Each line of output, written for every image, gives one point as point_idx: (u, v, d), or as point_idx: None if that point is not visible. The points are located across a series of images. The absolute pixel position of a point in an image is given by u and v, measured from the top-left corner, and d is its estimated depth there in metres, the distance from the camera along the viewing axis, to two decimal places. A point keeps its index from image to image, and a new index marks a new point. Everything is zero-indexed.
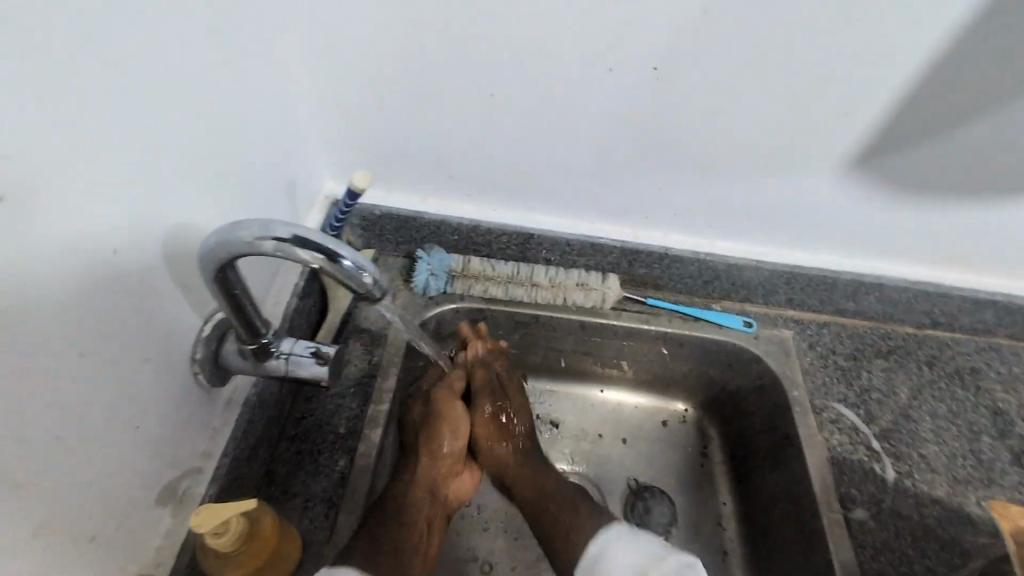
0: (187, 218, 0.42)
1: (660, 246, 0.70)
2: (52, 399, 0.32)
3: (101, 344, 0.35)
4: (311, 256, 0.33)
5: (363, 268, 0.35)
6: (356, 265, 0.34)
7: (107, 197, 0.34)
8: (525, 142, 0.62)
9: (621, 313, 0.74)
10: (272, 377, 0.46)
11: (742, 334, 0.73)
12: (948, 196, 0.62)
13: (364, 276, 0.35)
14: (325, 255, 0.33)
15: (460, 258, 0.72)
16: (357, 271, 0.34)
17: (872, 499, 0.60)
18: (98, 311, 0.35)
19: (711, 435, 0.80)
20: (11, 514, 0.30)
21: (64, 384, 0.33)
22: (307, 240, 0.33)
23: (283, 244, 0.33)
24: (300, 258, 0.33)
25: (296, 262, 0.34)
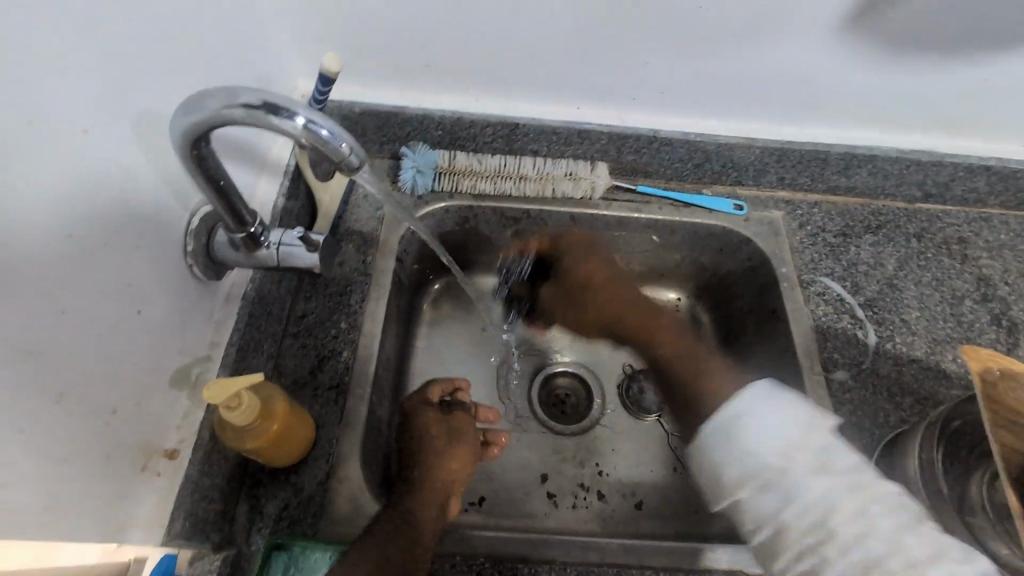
0: (156, 105, 0.42)
1: (648, 129, 0.68)
2: (39, 276, 0.33)
3: (85, 225, 0.36)
4: (282, 122, 0.33)
5: (340, 137, 0.35)
6: (332, 134, 0.34)
7: (64, 72, 0.34)
8: (502, 20, 0.59)
9: (612, 203, 0.74)
10: (266, 266, 0.47)
11: (732, 217, 0.74)
12: (947, 52, 0.60)
13: (341, 146, 0.35)
14: (303, 121, 0.33)
15: (447, 154, 0.71)
16: (333, 140, 0.35)
17: (853, 361, 0.63)
18: (77, 192, 0.35)
19: (703, 320, 0.83)
20: (24, 380, 0.32)
21: (51, 261, 0.34)
22: (278, 107, 0.33)
23: (255, 111, 0.33)
24: (272, 125, 0.33)
25: (268, 130, 0.33)
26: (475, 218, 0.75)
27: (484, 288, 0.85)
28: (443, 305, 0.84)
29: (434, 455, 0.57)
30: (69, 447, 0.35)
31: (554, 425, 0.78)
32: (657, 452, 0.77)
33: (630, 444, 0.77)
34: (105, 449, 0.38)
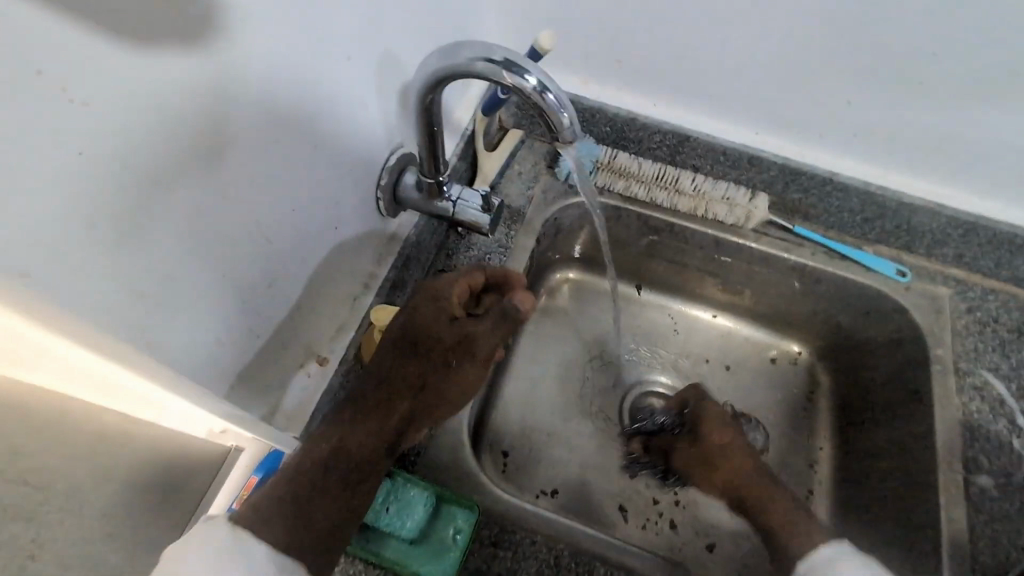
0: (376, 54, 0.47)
1: (825, 171, 0.66)
2: (260, 198, 0.40)
3: (314, 160, 0.44)
4: (514, 80, 0.35)
5: (564, 106, 0.36)
6: (558, 101, 0.36)
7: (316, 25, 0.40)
8: (704, 29, 0.59)
9: (762, 237, 0.71)
10: (442, 216, 0.52)
11: (892, 282, 0.68)
12: None
13: (562, 116, 0.36)
14: (539, 83, 0.35)
15: (608, 151, 0.71)
16: (557, 107, 0.36)
17: (1003, 470, 0.56)
18: (311, 135, 0.43)
19: (822, 382, 0.79)
20: (226, 276, 0.39)
21: (269, 142, 0.39)
22: (515, 64, 0.35)
23: (495, 66, 0.36)
24: (506, 82, 0.35)
25: (500, 86, 0.36)
26: (617, 219, 0.74)
27: (600, 290, 0.87)
28: (558, 296, 0.86)
29: (437, 359, 0.53)
30: (246, 335, 0.43)
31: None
32: None
33: None
34: (263, 314, 0.45)
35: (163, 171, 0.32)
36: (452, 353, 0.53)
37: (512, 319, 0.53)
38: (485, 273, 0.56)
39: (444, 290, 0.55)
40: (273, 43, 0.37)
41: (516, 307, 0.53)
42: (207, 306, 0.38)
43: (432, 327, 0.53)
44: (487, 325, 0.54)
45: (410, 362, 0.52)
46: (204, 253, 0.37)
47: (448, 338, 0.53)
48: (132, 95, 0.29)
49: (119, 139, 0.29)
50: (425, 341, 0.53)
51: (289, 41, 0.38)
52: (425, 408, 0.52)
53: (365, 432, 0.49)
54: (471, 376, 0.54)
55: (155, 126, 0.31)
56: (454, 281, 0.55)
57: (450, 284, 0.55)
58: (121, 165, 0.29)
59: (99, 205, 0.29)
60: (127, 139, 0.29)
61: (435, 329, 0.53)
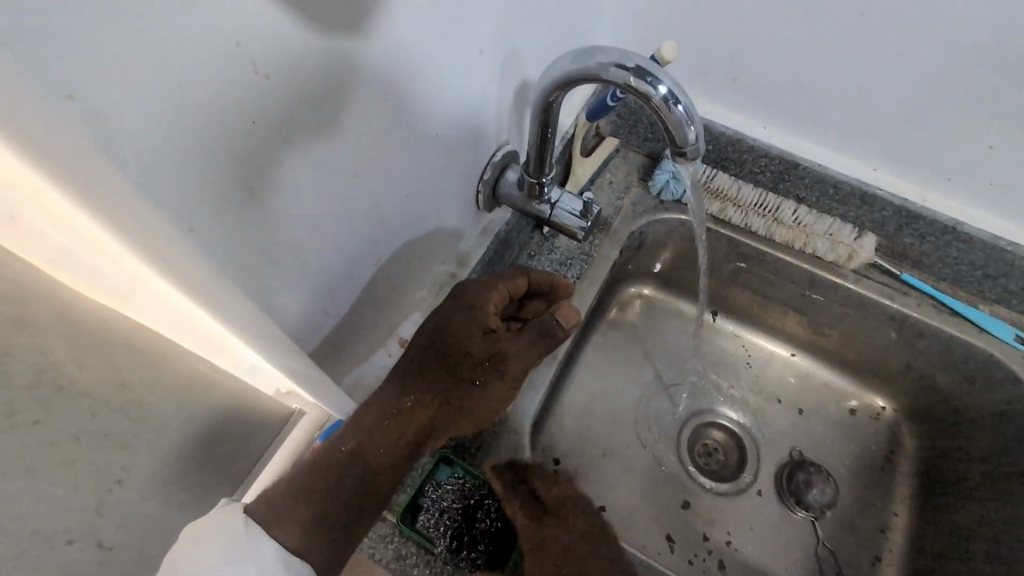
0: (500, 50, 0.47)
1: (950, 219, 0.60)
2: (377, 178, 0.42)
3: (430, 148, 0.45)
4: (646, 89, 0.35)
5: (692, 121, 0.36)
6: (687, 115, 0.36)
7: (451, 17, 0.41)
8: (838, 56, 0.56)
9: (863, 279, 0.67)
10: (539, 220, 0.54)
11: (1008, 347, 0.63)
12: None
13: (689, 131, 0.36)
14: (669, 94, 0.35)
15: (708, 171, 0.69)
16: (685, 122, 0.36)
17: None
18: (432, 123, 0.44)
19: (905, 443, 0.73)
20: (337, 249, 0.41)
21: (391, 122, 0.40)
22: (647, 73, 0.35)
23: (628, 73, 0.35)
24: (637, 90, 0.35)
25: (630, 94, 0.36)
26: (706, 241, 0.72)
27: (674, 311, 0.84)
28: (630, 311, 0.84)
29: (466, 371, 0.50)
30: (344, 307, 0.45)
31: (700, 476, 0.74)
32: (801, 554, 0.69)
33: (772, 533, 0.70)
34: (356, 286, 0.46)
35: (297, 138, 0.33)
36: (481, 370, 0.50)
37: (550, 338, 0.51)
38: (527, 277, 0.55)
39: (482, 298, 0.52)
40: (410, 31, 0.38)
41: (557, 325, 0.50)
42: (308, 273, 0.39)
43: (461, 340, 0.50)
44: (519, 342, 0.50)
45: (437, 373, 0.50)
46: (322, 225, 0.39)
47: (477, 354, 0.50)
48: (284, 62, 0.30)
49: (261, 98, 0.30)
50: (454, 355, 0.50)
51: (423, 25, 0.39)
52: (445, 418, 0.50)
53: (386, 440, 0.48)
54: (495, 393, 0.51)
55: (294, 88, 0.32)
56: (492, 288, 0.53)
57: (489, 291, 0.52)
58: (264, 133, 0.31)
59: (238, 161, 0.30)
60: (273, 104, 0.31)
61: (465, 342, 0.50)
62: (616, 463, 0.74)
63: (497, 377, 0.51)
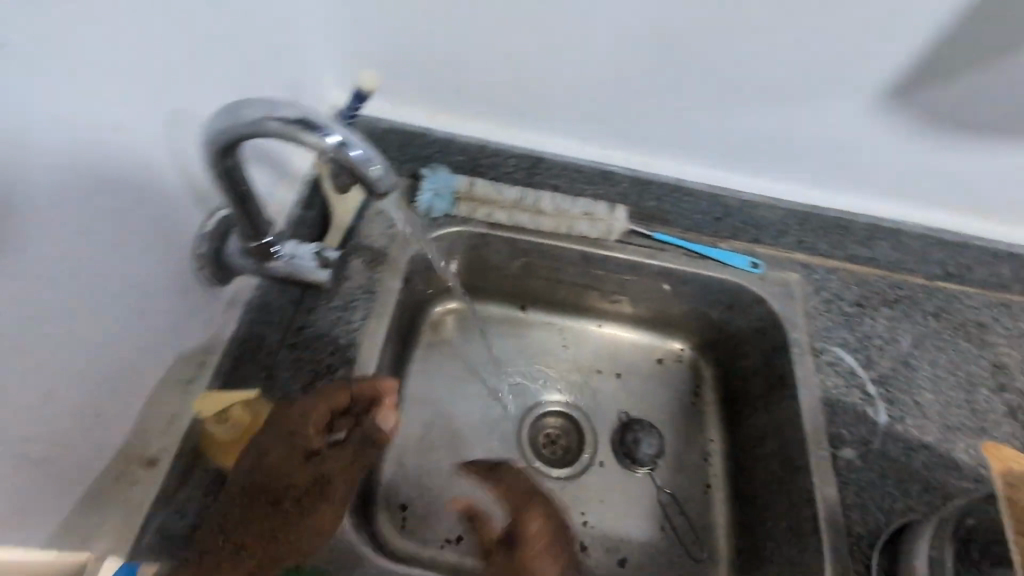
0: (175, 113, 0.42)
1: (673, 179, 0.69)
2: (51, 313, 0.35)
3: (116, 251, 0.39)
4: (318, 141, 0.33)
5: (371, 160, 0.35)
6: (366, 156, 0.35)
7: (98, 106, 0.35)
8: (536, 53, 0.59)
9: (627, 246, 0.72)
10: (279, 275, 0.52)
11: (748, 274, 0.71)
12: (971, 132, 0.59)
13: (373, 168, 0.35)
14: (339, 140, 0.34)
15: (466, 179, 0.71)
16: (365, 162, 0.35)
17: (861, 440, 0.60)
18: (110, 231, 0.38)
19: (705, 375, 0.82)
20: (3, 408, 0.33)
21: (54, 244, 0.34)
22: (313, 123, 0.33)
23: (290, 125, 0.33)
24: (306, 143, 0.33)
25: (302, 146, 0.34)
26: (487, 246, 0.74)
27: (487, 316, 0.84)
28: (444, 329, 0.82)
29: (291, 502, 0.46)
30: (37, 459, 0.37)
31: (547, 469, 0.76)
32: (646, 506, 0.74)
33: (619, 497, 0.74)
34: (52, 417, 0.37)
35: None
36: (306, 498, 0.47)
37: (378, 445, 0.50)
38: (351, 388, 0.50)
39: (301, 421, 0.48)
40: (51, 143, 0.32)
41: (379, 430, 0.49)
42: None
43: (282, 466, 0.47)
44: (345, 458, 0.49)
45: (257, 510, 0.45)
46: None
47: (299, 480, 0.47)
48: None
49: None
50: (275, 490, 0.46)
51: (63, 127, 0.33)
52: (271, 560, 0.45)
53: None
54: (329, 519, 0.48)
55: None
56: (311, 406, 0.48)
57: (312, 410, 0.48)
58: None
59: None
60: None
61: (285, 471, 0.47)
62: (465, 485, 0.73)
63: (328, 502, 0.48)
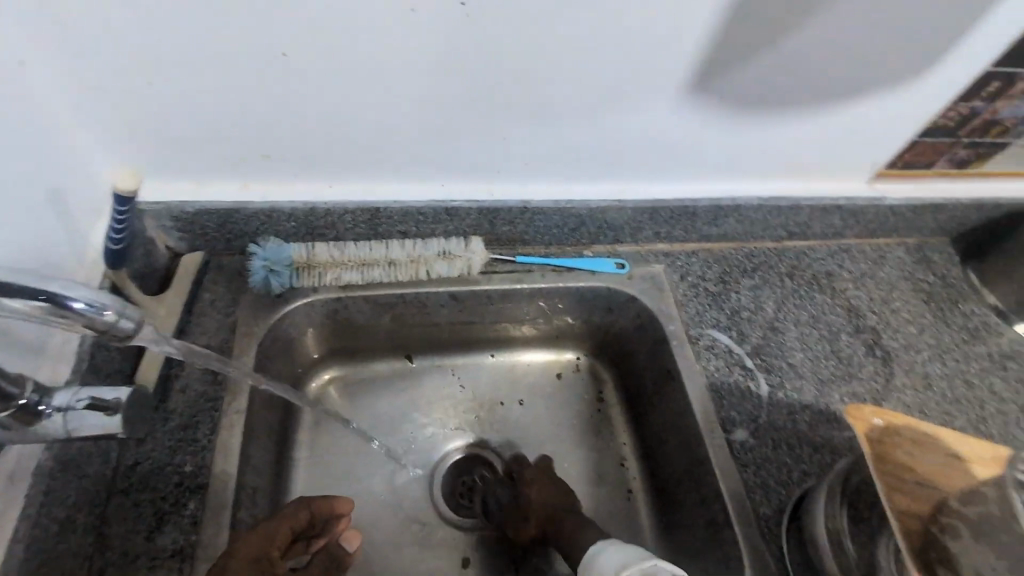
0: None
1: (518, 202, 0.66)
2: None
3: None
4: (28, 303, 0.31)
5: (101, 307, 0.34)
6: (91, 305, 0.33)
7: None
8: (337, 106, 0.54)
9: (493, 276, 0.70)
10: (58, 437, 0.39)
11: (615, 276, 0.72)
12: (777, 111, 0.60)
13: (106, 315, 0.34)
14: (48, 300, 0.32)
15: (303, 248, 0.63)
16: (93, 311, 0.33)
17: (749, 416, 0.62)
18: None
19: (604, 379, 0.80)
20: None
21: None
22: (13, 288, 0.31)
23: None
24: (13, 309, 0.31)
25: (12, 314, 0.31)
26: (346, 308, 0.68)
27: (371, 376, 0.78)
28: (327, 401, 0.75)
29: None
30: None
31: (461, 520, 0.72)
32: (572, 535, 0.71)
33: None
34: None
35: None
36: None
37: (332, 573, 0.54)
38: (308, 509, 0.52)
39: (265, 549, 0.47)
40: None
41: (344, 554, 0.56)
42: None
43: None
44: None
45: None
46: None
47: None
48: None
49: None
50: None
51: None
52: None
53: None
54: None
55: None
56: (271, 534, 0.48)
57: (273, 535, 0.48)
58: None
59: None
60: None
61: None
62: (384, 569, 0.67)
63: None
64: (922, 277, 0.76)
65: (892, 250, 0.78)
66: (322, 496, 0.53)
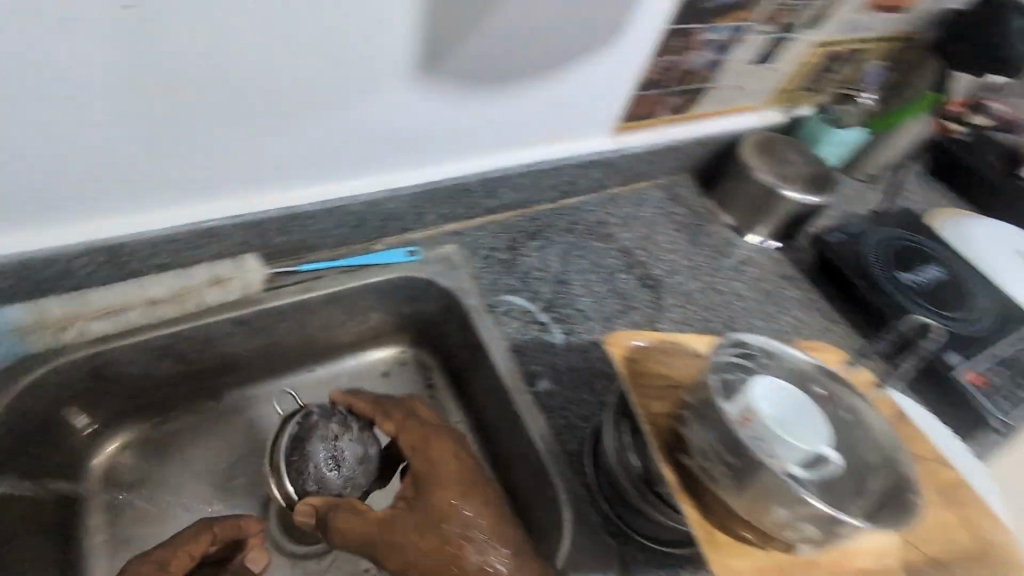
0: None
1: (283, 209, 0.62)
2: None
3: None
4: None
5: None
6: None
7: None
8: (10, 139, 0.46)
9: (279, 290, 0.66)
10: None
11: (410, 264, 0.72)
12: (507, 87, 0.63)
13: None
14: None
15: (30, 307, 0.55)
16: None
17: (549, 365, 0.67)
18: None
19: (432, 364, 0.79)
20: None
21: None
22: None
23: None
24: None
25: None
26: (110, 365, 0.60)
27: (171, 429, 0.69)
28: (121, 470, 0.66)
29: None
30: None
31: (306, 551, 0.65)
32: None
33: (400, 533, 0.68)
34: None
35: None
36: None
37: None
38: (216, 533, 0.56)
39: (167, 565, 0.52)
40: None
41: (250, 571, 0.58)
42: None
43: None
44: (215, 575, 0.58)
45: None
46: None
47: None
48: None
49: None
50: None
51: None
52: None
53: None
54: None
55: None
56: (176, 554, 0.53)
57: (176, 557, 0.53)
58: None
59: None
60: None
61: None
62: None
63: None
64: (675, 210, 0.88)
65: (649, 191, 0.89)
66: (234, 518, 0.57)
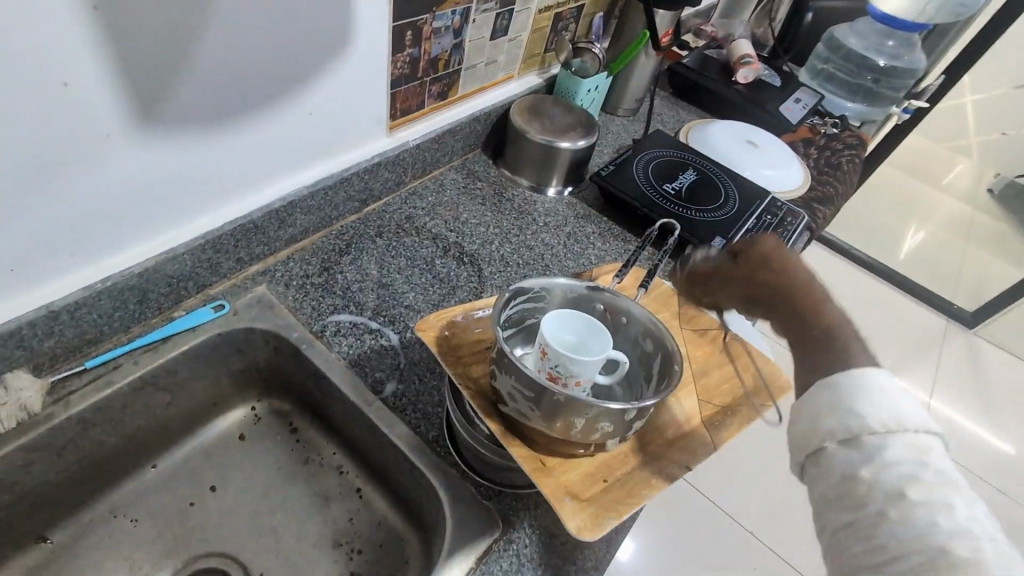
0: None
1: (38, 308, 0.55)
2: None
3: None
4: None
5: None
6: None
7: None
8: None
9: (68, 399, 0.59)
10: None
11: (219, 320, 0.68)
12: (251, 114, 0.62)
13: None
14: None
15: None
16: None
17: (392, 366, 0.69)
18: None
19: (288, 409, 0.75)
20: None
21: None
22: None
23: None
24: None
25: None
26: None
27: None
28: None
29: None
30: None
31: None
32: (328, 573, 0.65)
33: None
34: None
35: None
36: None
37: None
38: None
39: None
40: None
41: None
42: None
43: None
44: None
45: None
46: None
47: None
48: None
49: None
50: None
51: None
52: None
53: None
54: None
55: None
56: None
57: None
58: None
59: None
60: None
61: None
62: None
63: None
64: (474, 186, 0.94)
65: (445, 175, 0.94)
66: None
